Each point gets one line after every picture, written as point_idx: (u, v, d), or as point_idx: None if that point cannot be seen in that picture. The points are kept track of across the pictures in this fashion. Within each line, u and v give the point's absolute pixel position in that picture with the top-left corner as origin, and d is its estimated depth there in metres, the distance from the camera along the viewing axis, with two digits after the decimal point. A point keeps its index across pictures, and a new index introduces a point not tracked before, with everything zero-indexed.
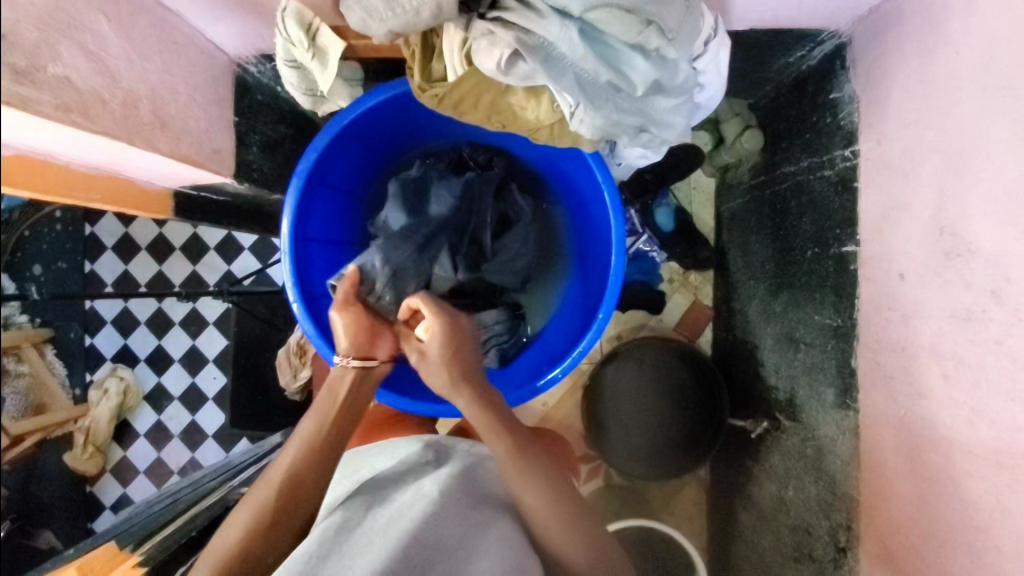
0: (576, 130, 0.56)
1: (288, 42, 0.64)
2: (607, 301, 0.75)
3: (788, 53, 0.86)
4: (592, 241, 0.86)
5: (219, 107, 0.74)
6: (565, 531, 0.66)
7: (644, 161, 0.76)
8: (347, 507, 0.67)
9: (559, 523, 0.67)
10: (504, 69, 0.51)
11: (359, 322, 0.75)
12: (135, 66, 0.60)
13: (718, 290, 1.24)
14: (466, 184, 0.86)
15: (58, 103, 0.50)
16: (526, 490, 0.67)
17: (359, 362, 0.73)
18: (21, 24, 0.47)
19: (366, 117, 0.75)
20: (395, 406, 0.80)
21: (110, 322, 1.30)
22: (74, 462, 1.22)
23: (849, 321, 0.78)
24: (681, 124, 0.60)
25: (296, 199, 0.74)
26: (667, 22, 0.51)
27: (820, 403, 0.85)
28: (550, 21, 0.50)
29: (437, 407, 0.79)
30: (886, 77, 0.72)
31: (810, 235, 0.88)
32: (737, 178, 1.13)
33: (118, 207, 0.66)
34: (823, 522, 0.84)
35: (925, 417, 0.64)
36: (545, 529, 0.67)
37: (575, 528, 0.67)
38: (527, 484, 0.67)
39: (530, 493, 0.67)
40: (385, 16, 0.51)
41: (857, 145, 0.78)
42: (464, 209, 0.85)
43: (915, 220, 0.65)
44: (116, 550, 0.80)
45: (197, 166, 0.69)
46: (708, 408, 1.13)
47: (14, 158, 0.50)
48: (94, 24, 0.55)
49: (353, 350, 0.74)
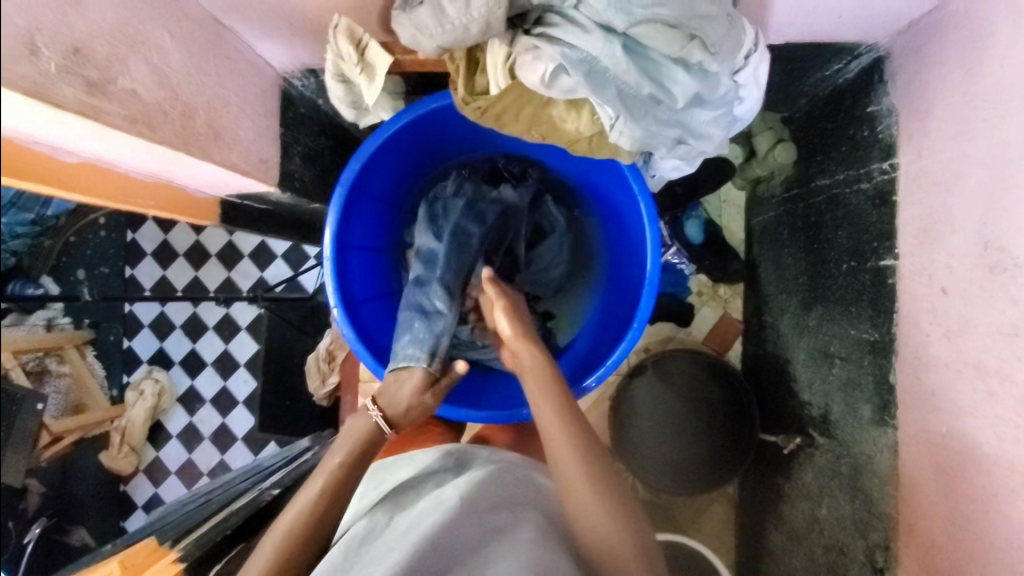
0: (615, 141, 0.57)
1: (337, 57, 0.66)
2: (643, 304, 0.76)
3: (826, 66, 0.85)
4: (628, 251, 0.85)
5: (267, 119, 0.77)
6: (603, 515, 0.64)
7: (679, 173, 0.76)
8: (373, 517, 0.70)
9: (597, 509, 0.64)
10: (547, 83, 0.52)
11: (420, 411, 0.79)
12: (193, 79, 0.62)
13: (748, 304, 1.23)
14: (499, 212, 0.87)
15: (127, 114, 0.53)
16: (613, 529, 0.63)
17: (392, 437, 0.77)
18: (94, 39, 0.50)
19: (407, 130, 0.77)
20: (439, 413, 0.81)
21: (147, 325, 1.28)
22: (110, 461, 1.18)
23: (888, 336, 0.77)
24: (718, 135, 0.61)
25: (338, 208, 0.76)
26: (710, 37, 0.51)
27: (856, 420, 0.84)
28: (594, 34, 0.51)
29: (468, 412, 0.81)
30: (927, 90, 0.72)
31: (846, 248, 0.87)
32: (769, 191, 1.13)
33: (173, 215, 0.69)
34: (858, 541, 0.82)
35: (968, 434, 0.63)
36: (581, 519, 0.65)
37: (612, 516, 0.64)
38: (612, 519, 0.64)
39: (619, 535, 0.63)
40: (435, 32, 0.53)
41: (895, 159, 0.77)
42: (496, 233, 0.87)
43: (958, 234, 0.65)
44: (154, 546, 0.82)
45: (245, 174, 0.72)
46: (737, 423, 1.12)
47: (79, 166, 0.54)
48: (159, 40, 0.58)
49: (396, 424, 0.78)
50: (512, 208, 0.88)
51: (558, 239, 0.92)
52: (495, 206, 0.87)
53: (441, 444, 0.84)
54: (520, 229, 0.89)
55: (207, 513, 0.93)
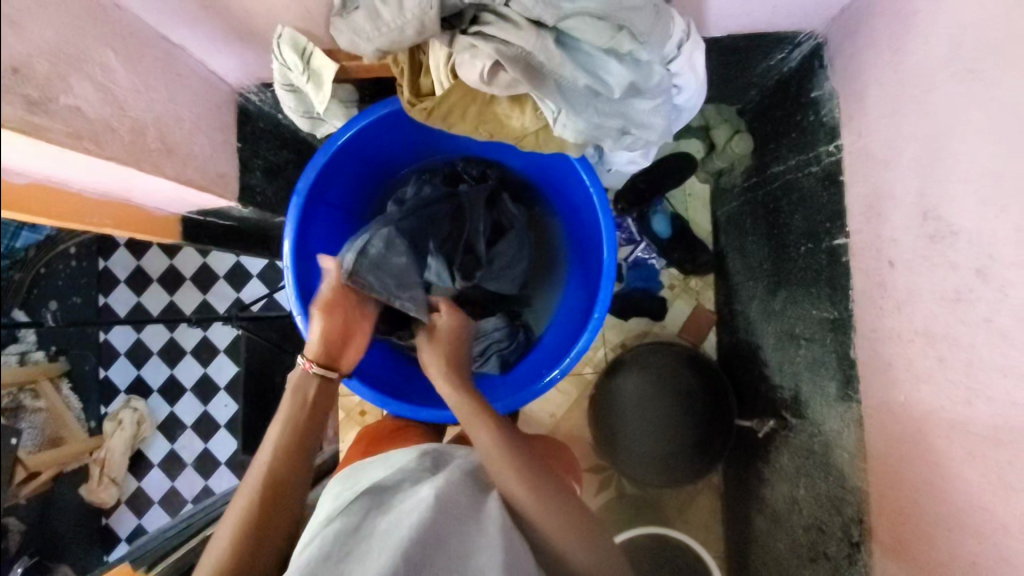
0: (560, 134, 0.58)
1: (284, 66, 0.68)
2: (600, 303, 0.76)
3: (769, 56, 0.88)
4: (586, 243, 0.87)
5: (224, 134, 0.78)
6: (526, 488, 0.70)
7: (633, 165, 0.78)
8: (349, 512, 0.66)
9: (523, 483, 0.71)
10: (487, 80, 0.54)
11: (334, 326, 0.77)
12: (142, 96, 0.63)
13: (719, 294, 1.25)
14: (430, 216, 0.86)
15: (70, 131, 0.53)
16: (570, 540, 0.68)
17: (323, 371, 0.75)
18: (33, 58, 0.50)
19: (360, 137, 0.78)
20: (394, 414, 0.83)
21: (123, 353, 1.31)
22: (90, 494, 1.20)
23: (846, 313, 0.79)
24: (662, 124, 0.62)
25: (296, 217, 0.77)
26: (638, 27, 0.53)
27: (824, 397, 0.86)
28: (526, 31, 0.52)
29: (424, 412, 0.82)
30: (862, 71, 0.74)
31: (802, 230, 0.89)
32: (730, 182, 1.16)
33: (130, 233, 0.70)
34: (835, 517, 0.83)
35: (924, 401, 0.64)
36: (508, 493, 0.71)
37: (540, 496, 0.70)
38: (568, 532, 0.69)
39: (574, 544, 0.68)
40: (372, 36, 0.55)
41: (840, 140, 0.79)
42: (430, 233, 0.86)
43: (899, 207, 0.67)
44: (129, 570, 0.83)
45: (201, 189, 0.72)
46: (715, 411, 1.13)
47: (25, 185, 0.54)
48: (103, 58, 0.58)
49: (320, 355, 0.76)
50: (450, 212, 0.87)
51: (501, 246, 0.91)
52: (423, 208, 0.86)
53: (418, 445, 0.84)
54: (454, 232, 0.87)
55: (184, 539, 0.92)
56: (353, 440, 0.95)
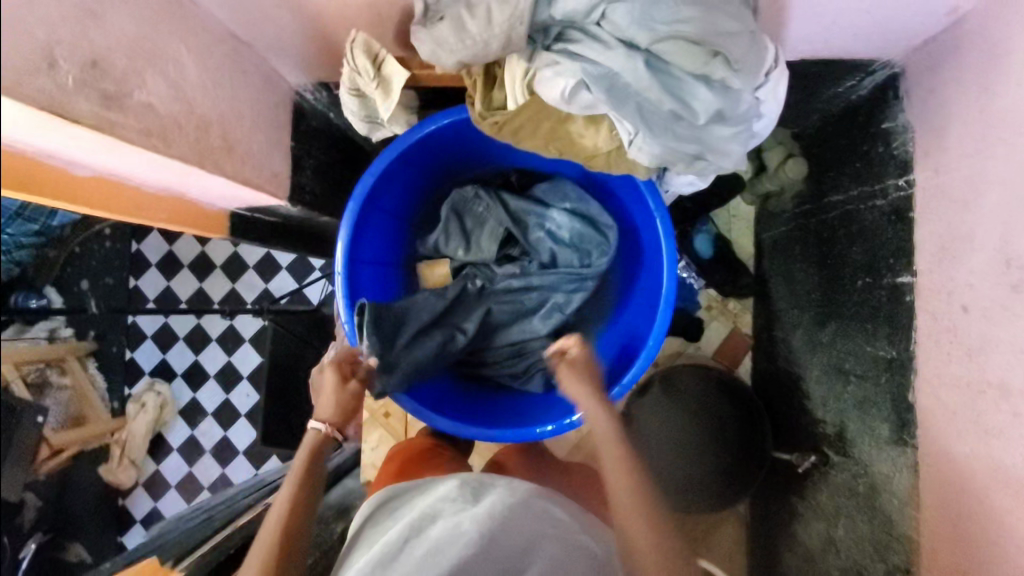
0: (634, 157, 0.56)
1: (354, 71, 0.66)
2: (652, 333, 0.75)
3: (838, 82, 0.85)
4: (641, 267, 0.86)
5: (280, 133, 0.77)
6: (656, 531, 0.64)
7: (691, 189, 0.76)
8: (385, 539, 0.62)
9: (649, 522, 0.64)
10: (568, 98, 0.52)
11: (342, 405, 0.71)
12: (209, 93, 0.62)
13: (758, 319, 1.22)
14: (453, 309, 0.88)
15: (141, 127, 0.52)
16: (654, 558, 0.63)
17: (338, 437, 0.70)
18: (113, 52, 0.50)
19: (421, 144, 0.77)
20: (444, 429, 0.79)
21: (150, 337, 1.33)
22: (109, 475, 1.12)
23: (906, 354, 0.76)
24: (737, 152, 0.59)
25: (351, 223, 0.75)
26: (733, 53, 0.51)
27: (873, 438, 0.83)
28: (616, 51, 0.51)
29: (476, 430, 0.79)
30: (945, 107, 0.71)
31: (860, 264, 0.86)
32: (779, 207, 1.11)
33: (183, 228, 0.69)
34: (878, 564, 0.80)
35: (993, 456, 0.61)
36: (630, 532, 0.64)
37: (665, 536, 0.63)
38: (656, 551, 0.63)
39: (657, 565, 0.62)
40: (455, 48, 0.53)
41: (911, 175, 0.76)
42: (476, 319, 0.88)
43: (978, 251, 0.64)
44: (155, 565, 0.81)
45: (256, 188, 0.71)
46: (750, 439, 1.10)
47: (91, 179, 0.55)
48: (176, 54, 0.57)
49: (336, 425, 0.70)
50: (604, 241, 0.87)
51: (561, 273, 0.87)
52: (597, 221, 0.88)
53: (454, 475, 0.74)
54: (488, 244, 0.89)
55: (208, 533, 0.91)
56: (385, 459, 0.91)
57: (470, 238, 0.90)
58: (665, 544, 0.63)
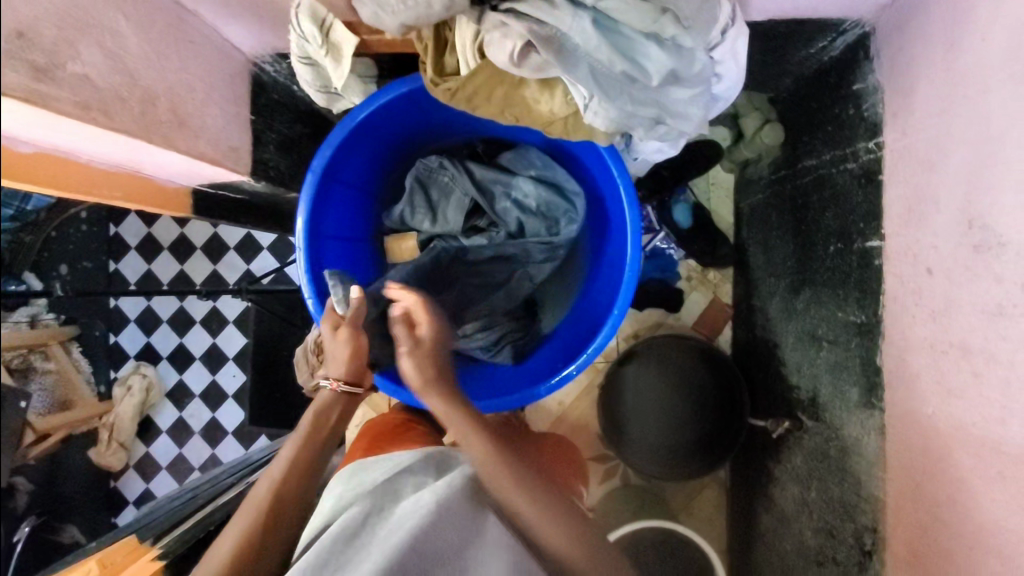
0: (591, 122, 0.55)
1: (303, 38, 0.64)
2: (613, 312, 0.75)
3: (809, 44, 0.83)
4: (609, 233, 0.84)
5: (238, 106, 0.75)
6: (508, 480, 0.65)
7: (663, 155, 0.74)
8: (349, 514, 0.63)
9: (501, 471, 0.66)
10: (518, 61, 0.51)
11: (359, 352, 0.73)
12: (153, 64, 0.60)
13: (738, 288, 1.22)
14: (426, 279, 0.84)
15: (78, 101, 0.51)
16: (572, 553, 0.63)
17: (349, 389, 0.72)
18: (40, 22, 0.48)
19: (379, 114, 0.75)
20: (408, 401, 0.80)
21: (133, 320, 1.32)
22: (98, 457, 1.24)
23: (874, 318, 0.76)
24: (699, 116, 0.58)
25: (310, 196, 0.74)
26: (683, 9, 0.50)
27: (844, 402, 0.83)
28: (563, 10, 0.50)
29: None
30: (912, 65, 0.70)
31: (833, 229, 0.86)
32: (757, 173, 1.11)
33: (138, 205, 0.68)
34: (847, 524, 0.81)
35: (954, 416, 0.62)
36: (485, 476, 0.66)
37: (525, 490, 0.65)
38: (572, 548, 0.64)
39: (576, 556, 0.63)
40: (398, 10, 0.51)
41: (881, 137, 0.75)
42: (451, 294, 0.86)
43: (942, 212, 0.63)
44: (135, 545, 0.82)
45: (214, 163, 0.70)
46: (726, 404, 1.11)
47: (33, 154, 0.52)
48: (113, 23, 0.56)
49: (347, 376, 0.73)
50: (571, 208, 0.87)
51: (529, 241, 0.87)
52: (562, 187, 0.88)
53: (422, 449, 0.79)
54: (454, 216, 0.89)
55: (191, 510, 0.92)
56: (358, 433, 0.93)
57: (436, 210, 0.89)
58: (527, 498, 0.65)
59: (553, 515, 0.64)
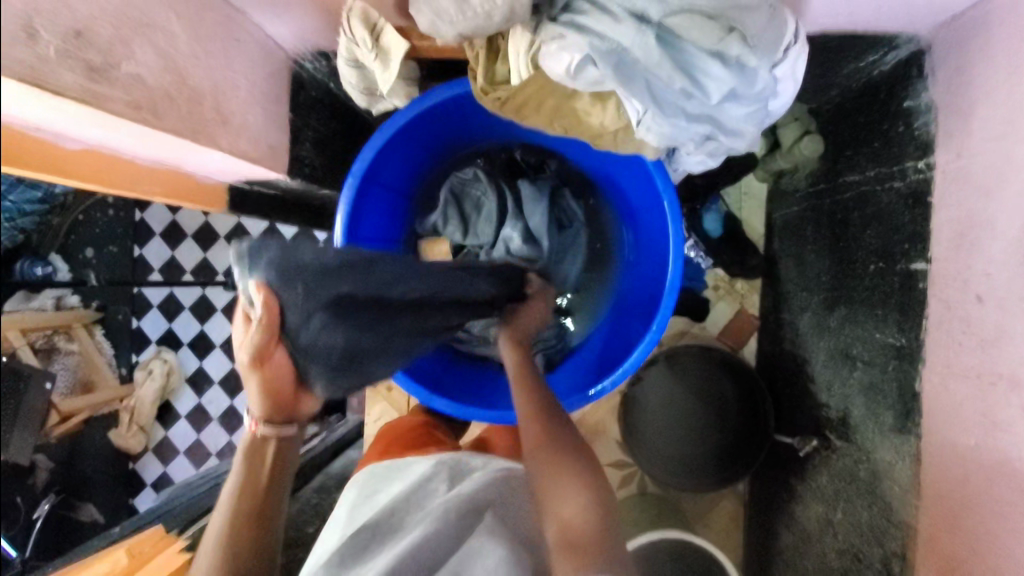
0: (641, 135, 0.55)
1: (352, 42, 0.64)
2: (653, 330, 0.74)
3: (859, 58, 0.81)
4: (648, 245, 0.83)
5: (277, 104, 0.75)
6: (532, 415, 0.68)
7: (702, 168, 0.71)
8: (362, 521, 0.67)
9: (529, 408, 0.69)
10: (573, 73, 0.50)
11: (267, 388, 0.61)
12: (200, 62, 0.60)
13: (766, 300, 1.20)
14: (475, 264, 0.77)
15: (130, 100, 0.51)
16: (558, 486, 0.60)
17: (272, 428, 0.65)
18: (97, 21, 0.48)
19: (422, 118, 0.75)
20: (446, 411, 0.80)
21: (156, 306, 1.27)
22: (119, 440, 1.24)
23: (915, 342, 0.74)
24: (751, 133, 0.58)
25: (350, 198, 0.74)
26: (750, 29, 0.48)
27: (877, 424, 0.82)
28: (626, 24, 0.48)
29: (482, 413, 0.79)
30: (971, 85, 0.67)
31: (874, 248, 0.84)
32: (792, 184, 1.09)
33: (177, 201, 0.67)
34: (874, 548, 0.80)
35: (999, 449, 0.60)
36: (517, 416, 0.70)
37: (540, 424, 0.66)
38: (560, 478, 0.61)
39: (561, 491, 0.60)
40: (456, 19, 0.50)
41: (932, 157, 0.73)
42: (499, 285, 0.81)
43: (997, 240, 0.62)
44: (161, 534, 0.83)
45: (254, 162, 0.69)
46: (750, 419, 1.10)
47: (81, 152, 0.53)
48: (165, 22, 0.55)
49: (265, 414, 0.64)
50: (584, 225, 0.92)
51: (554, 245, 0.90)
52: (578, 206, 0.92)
53: (435, 455, 0.78)
54: (485, 227, 0.88)
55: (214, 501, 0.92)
56: (373, 438, 0.92)
57: (469, 221, 0.89)
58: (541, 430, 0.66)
59: (554, 444, 0.64)
